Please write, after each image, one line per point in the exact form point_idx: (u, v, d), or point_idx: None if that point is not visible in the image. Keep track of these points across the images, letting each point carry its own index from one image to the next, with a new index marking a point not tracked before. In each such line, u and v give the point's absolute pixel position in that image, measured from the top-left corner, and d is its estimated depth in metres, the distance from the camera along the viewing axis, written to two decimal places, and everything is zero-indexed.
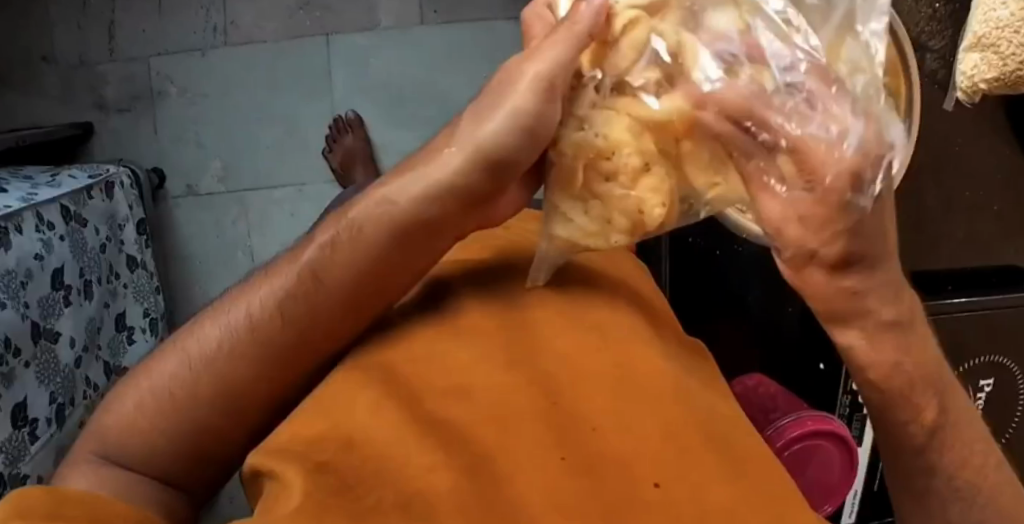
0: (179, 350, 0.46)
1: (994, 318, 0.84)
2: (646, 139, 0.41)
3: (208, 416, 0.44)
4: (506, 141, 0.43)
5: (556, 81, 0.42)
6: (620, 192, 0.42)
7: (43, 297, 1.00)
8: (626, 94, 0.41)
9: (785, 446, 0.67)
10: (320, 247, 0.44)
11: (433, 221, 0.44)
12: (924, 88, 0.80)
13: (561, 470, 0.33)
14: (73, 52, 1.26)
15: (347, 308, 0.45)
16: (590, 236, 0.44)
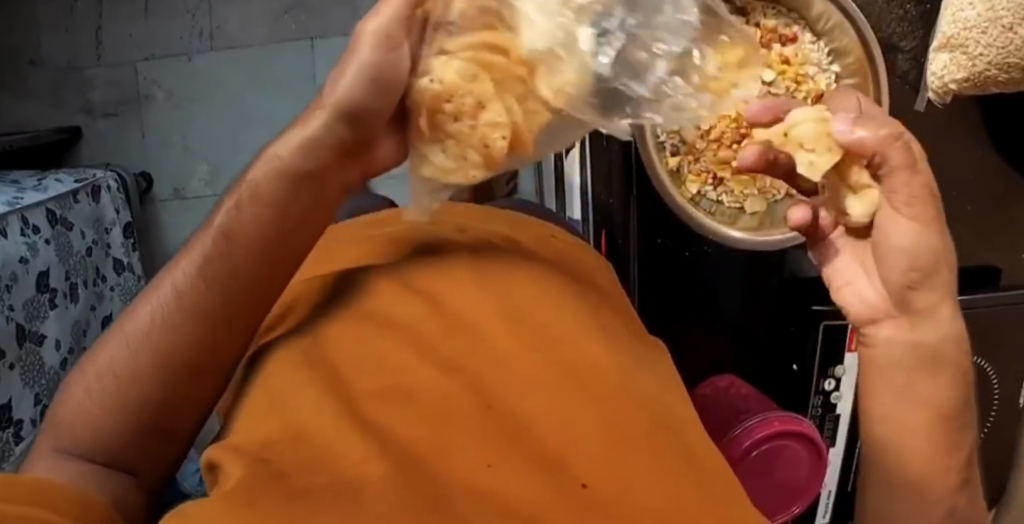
0: (118, 334, 0.44)
1: (969, 319, 0.83)
2: (480, 76, 0.41)
3: (150, 393, 0.43)
4: (356, 92, 0.40)
5: (394, 34, 0.39)
6: (468, 128, 0.42)
7: (28, 300, 1.01)
8: (457, 34, 0.41)
9: (751, 447, 0.68)
10: (227, 211, 0.43)
11: (316, 175, 0.43)
12: (896, 89, 0.82)
13: (485, 475, 0.34)
14: (62, 56, 1.28)
15: (269, 271, 0.43)
16: (451, 173, 0.44)
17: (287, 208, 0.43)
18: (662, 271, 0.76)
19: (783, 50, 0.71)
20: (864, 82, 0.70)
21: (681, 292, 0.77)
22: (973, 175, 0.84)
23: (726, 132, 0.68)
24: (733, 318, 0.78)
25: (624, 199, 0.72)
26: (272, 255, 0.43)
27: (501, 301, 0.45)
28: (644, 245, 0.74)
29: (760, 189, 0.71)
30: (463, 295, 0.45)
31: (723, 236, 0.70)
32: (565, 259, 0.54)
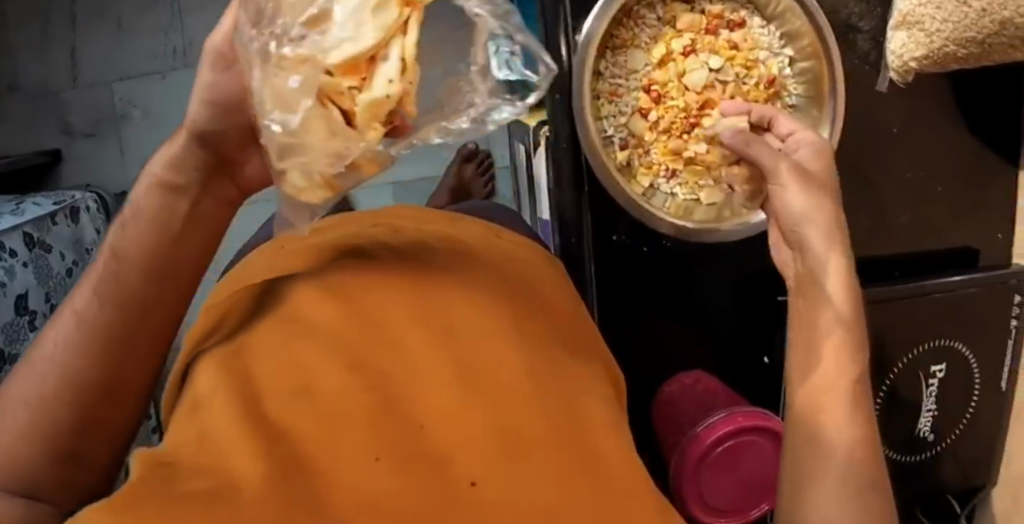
0: (26, 364, 0.44)
1: (944, 303, 0.81)
2: (297, 100, 0.40)
3: (66, 416, 0.43)
4: (205, 119, 0.45)
5: (234, 54, 0.44)
6: (295, 153, 0.41)
7: (7, 323, 1.01)
8: (285, 51, 0.40)
9: (716, 443, 0.67)
10: (115, 232, 0.46)
11: (185, 193, 0.46)
12: (856, 70, 0.79)
13: (376, 471, 0.36)
14: (38, 80, 1.29)
15: (162, 284, 0.45)
16: (304, 193, 0.43)
17: (168, 225, 0.46)
18: (621, 268, 0.74)
19: (730, 36, 0.69)
20: (819, 64, 0.69)
21: (642, 288, 0.75)
22: (943, 154, 0.81)
23: (676, 122, 0.67)
24: (699, 312, 0.76)
25: (577, 195, 0.71)
26: (161, 271, 0.45)
27: (419, 308, 0.47)
28: (599, 244, 0.72)
29: (716, 179, 0.69)
30: (385, 303, 0.47)
31: (681, 227, 0.68)
32: (487, 257, 0.57)
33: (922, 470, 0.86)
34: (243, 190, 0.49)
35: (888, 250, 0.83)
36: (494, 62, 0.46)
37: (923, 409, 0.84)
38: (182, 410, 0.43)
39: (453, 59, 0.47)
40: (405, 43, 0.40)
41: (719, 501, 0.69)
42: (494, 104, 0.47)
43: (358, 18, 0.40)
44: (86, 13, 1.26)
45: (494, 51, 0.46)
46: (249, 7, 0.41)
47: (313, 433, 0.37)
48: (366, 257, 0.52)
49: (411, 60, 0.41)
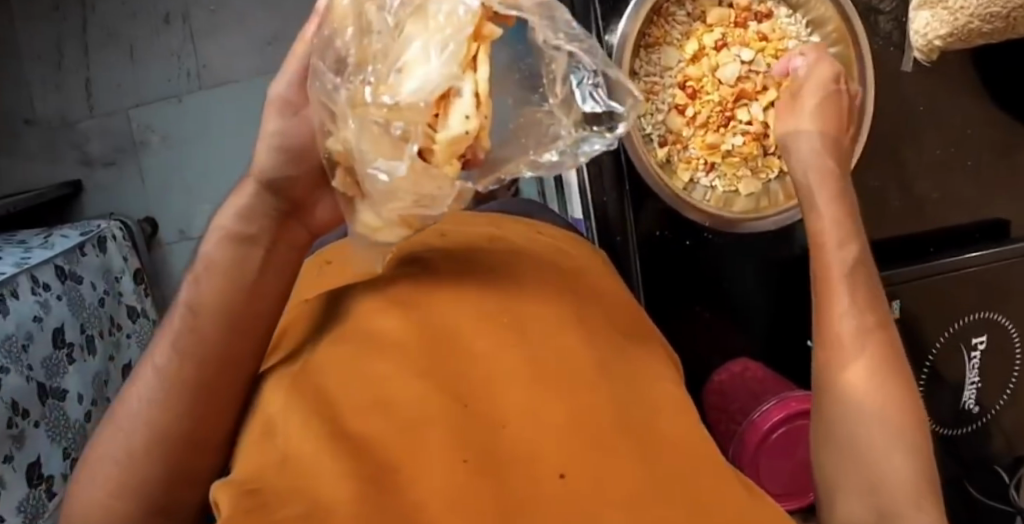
0: (115, 420, 0.45)
1: (981, 275, 0.82)
2: (383, 145, 0.42)
3: (157, 471, 0.44)
4: (274, 166, 0.46)
5: (297, 102, 0.45)
6: (382, 193, 0.44)
7: (46, 357, 1.02)
8: (373, 97, 0.42)
9: (773, 430, 0.70)
10: (190, 283, 0.46)
11: (258, 241, 0.46)
12: (880, 50, 0.80)
13: (462, 473, 0.34)
14: (55, 113, 1.30)
15: (236, 336, 0.45)
16: (381, 230, 0.47)
17: (243, 274, 0.46)
18: (666, 262, 0.75)
19: (759, 27, 0.69)
20: (847, 49, 0.70)
21: (687, 280, 0.76)
22: (970, 129, 0.82)
23: (712, 116, 0.68)
24: (743, 300, 0.78)
25: (619, 192, 0.72)
26: (238, 322, 0.45)
27: (487, 311, 0.46)
28: (643, 237, 0.74)
29: (753, 169, 0.71)
30: (440, 306, 0.46)
31: (725, 218, 0.70)
32: (543, 252, 0.57)
33: (967, 441, 0.88)
34: (314, 234, 0.50)
35: (922, 226, 0.84)
36: (577, 94, 0.51)
37: (967, 381, 0.86)
38: (252, 434, 0.42)
39: (525, 91, 0.51)
40: (476, 78, 0.42)
41: (778, 486, 0.72)
42: (583, 137, 0.51)
43: (446, 60, 0.41)
44: (97, 44, 1.27)
45: (576, 84, 0.50)
46: (329, 56, 0.44)
47: (393, 440, 0.36)
48: (426, 265, 0.51)
49: (483, 95, 0.42)
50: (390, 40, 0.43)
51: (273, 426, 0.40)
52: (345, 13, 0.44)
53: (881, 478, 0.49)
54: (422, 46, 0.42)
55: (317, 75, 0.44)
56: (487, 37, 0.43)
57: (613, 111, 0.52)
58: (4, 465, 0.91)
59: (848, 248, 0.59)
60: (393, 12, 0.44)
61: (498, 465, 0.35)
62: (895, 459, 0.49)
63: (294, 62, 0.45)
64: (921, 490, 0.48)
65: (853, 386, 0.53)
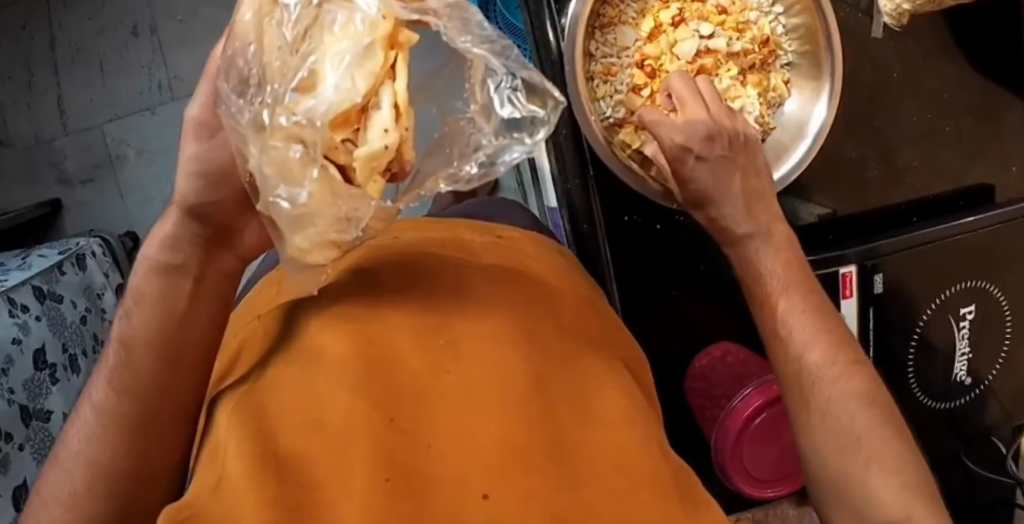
0: (55, 460, 0.44)
1: (965, 244, 0.80)
2: (293, 166, 0.38)
3: (102, 509, 0.43)
4: (194, 192, 0.42)
5: (214, 122, 0.42)
6: (298, 214, 0.40)
7: (27, 379, 1.01)
8: (276, 127, 0.38)
9: (755, 414, 0.69)
10: (122, 318, 0.44)
11: (185, 271, 0.44)
12: (849, 17, 0.77)
13: (383, 493, 0.34)
14: (28, 133, 1.29)
15: (173, 367, 0.44)
16: (312, 253, 0.43)
17: (173, 306, 0.44)
18: (639, 248, 0.73)
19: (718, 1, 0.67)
20: (813, 21, 0.68)
21: (664, 262, 0.74)
22: (947, 93, 0.80)
23: None
24: (718, 288, 0.76)
25: (583, 180, 0.70)
26: (172, 354, 0.44)
27: (428, 314, 0.44)
28: (614, 225, 0.72)
29: None
30: (386, 318, 0.44)
31: None
32: (504, 254, 0.55)
33: (963, 413, 0.86)
34: (246, 259, 0.47)
35: (901, 198, 0.82)
36: (495, 99, 0.47)
37: (958, 353, 0.84)
38: (202, 462, 0.39)
39: (449, 102, 0.50)
40: (395, 87, 0.40)
41: (766, 471, 0.72)
42: (504, 145, 0.47)
43: (351, 68, 0.38)
44: (67, 60, 1.26)
45: (494, 88, 0.47)
46: (233, 76, 0.40)
47: (321, 454, 0.36)
48: (390, 270, 0.49)
49: (404, 104, 0.40)
50: (288, 55, 0.40)
51: (216, 448, 0.40)
52: (249, 29, 0.41)
53: (861, 500, 0.52)
54: (322, 61, 0.39)
55: (221, 98, 0.40)
56: (404, 44, 0.41)
57: (535, 115, 0.47)
58: None
59: (790, 288, 0.59)
60: (291, 26, 0.40)
61: (413, 480, 0.35)
62: (871, 473, 0.52)
63: (206, 82, 0.42)
64: (902, 497, 0.51)
65: (819, 418, 0.55)
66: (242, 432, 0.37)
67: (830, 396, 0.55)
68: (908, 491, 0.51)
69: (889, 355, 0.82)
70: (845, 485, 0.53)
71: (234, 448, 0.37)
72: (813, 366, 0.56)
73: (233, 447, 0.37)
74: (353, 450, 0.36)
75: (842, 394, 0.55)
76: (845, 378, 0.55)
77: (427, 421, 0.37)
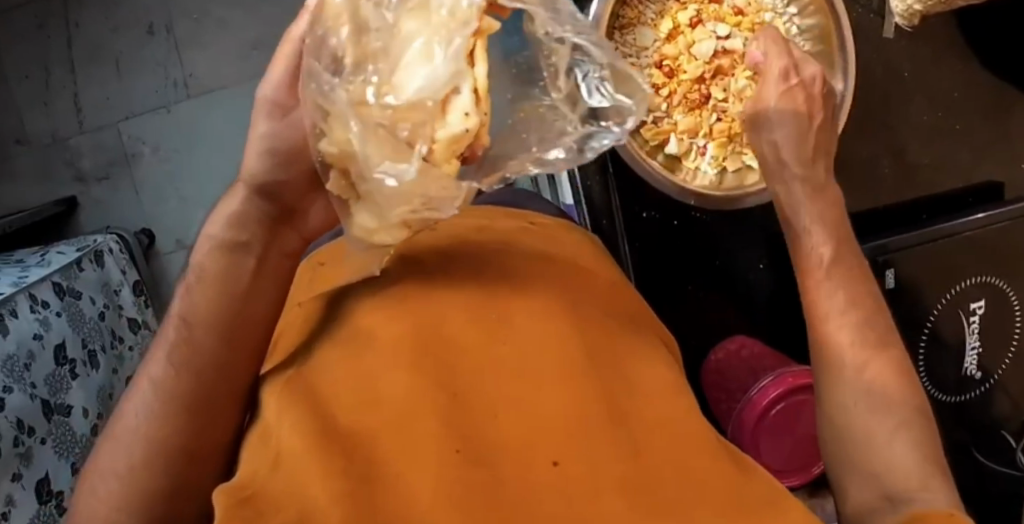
0: (111, 433, 0.45)
1: (976, 239, 0.82)
2: (393, 145, 0.41)
3: (157, 484, 0.44)
4: (265, 170, 0.45)
5: (288, 102, 0.45)
6: (389, 191, 0.43)
7: (49, 374, 1.02)
8: (382, 105, 0.41)
9: (771, 406, 0.71)
10: (182, 295, 0.45)
11: (250, 249, 0.46)
12: (861, 19, 0.78)
13: (455, 463, 0.35)
14: (45, 131, 1.30)
15: (233, 344, 0.45)
16: (377, 233, 0.46)
17: (236, 282, 0.45)
18: (658, 244, 0.75)
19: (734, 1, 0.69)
20: (826, 20, 0.69)
21: (682, 258, 0.76)
22: (957, 92, 0.81)
23: (690, 95, 0.69)
24: (734, 283, 0.78)
25: (602, 178, 0.72)
26: (232, 333, 0.45)
27: (479, 299, 0.45)
28: (632, 221, 0.74)
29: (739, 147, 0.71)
30: (434, 302, 0.45)
31: (710, 199, 0.69)
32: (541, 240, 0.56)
33: (974, 406, 0.88)
34: (306, 239, 0.49)
35: (911, 196, 0.84)
36: (583, 88, 0.51)
37: (969, 347, 0.85)
38: (252, 441, 0.42)
39: (523, 86, 0.50)
40: (476, 73, 0.42)
41: (779, 461, 0.73)
42: (591, 133, 0.51)
43: (461, 51, 0.41)
44: (83, 59, 1.27)
45: (581, 77, 0.51)
46: (325, 55, 0.43)
47: (389, 439, 0.36)
48: (431, 259, 0.50)
49: (482, 91, 0.42)
50: (389, 37, 0.42)
51: (268, 427, 0.42)
52: (342, 10, 0.43)
53: (879, 459, 0.52)
54: (428, 42, 0.41)
55: (312, 76, 0.42)
56: (488, 30, 0.43)
57: (621, 104, 0.52)
58: (12, 482, 0.93)
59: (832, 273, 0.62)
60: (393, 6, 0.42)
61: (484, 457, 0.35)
62: (895, 437, 0.52)
63: (285, 60, 0.45)
64: (924, 467, 0.50)
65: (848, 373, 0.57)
66: (296, 408, 0.39)
67: (859, 353, 0.57)
68: (931, 465, 0.51)
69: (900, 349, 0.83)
70: (867, 441, 0.53)
71: (291, 422, 0.38)
72: (840, 330, 0.59)
73: (288, 426, 0.38)
74: (416, 423, 0.36)
75: (873, 359, 0.57)
76: (880, 346, 0.58)
77: (485, 399, 0.38)
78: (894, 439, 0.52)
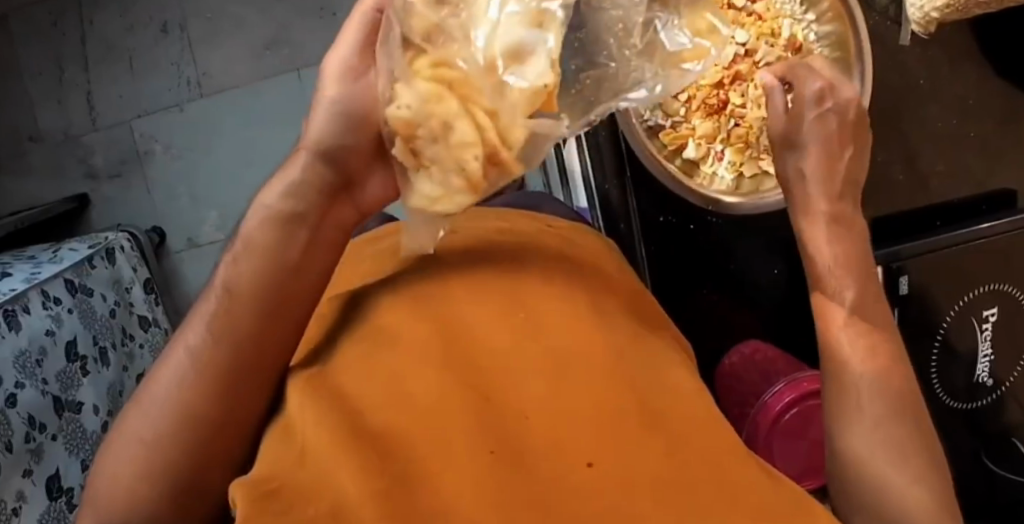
0: (143, 397, 0.45)
1: (989, 246, 0.82)
2: (488, 77, 0.43)
3: (185, 454, 0.44)
4: (331, 135, 0.47)
5: (360, 66, 0.47)
6: (467, 141, 0.44)
7: (61, 370, 1.03)
8: (474, 45, 0.44)
9: (785, 409, 0.72)
10: (228, 265, 0.47)
11: (304, 220, 0.47)
12: (878, 25, 0.79)
13: (490, 464, 0.34)
14: (58, 128, 1.31)
15: (275, 316, 0.46)
16: (439, 202, 0.46)
17: (283, 254, 0.46)
18: (674, 248, 0.76)
19: (753, 7, 0.69)
20: (843, 27, 0.70)
21: (696, 263, 0.77)
22: (972, 100, 0.82)
23: (709, 101, 0.69)
24: (748, 288, 0.78)
25: (620, 181, 0.72)
26: (274, 305, 0.46)
27: (505, 302, 0.46)
28: (648, 225, 0.75)
29: (759, 151, 0.71)
30: (460, 303, 0.46)
31: (723, 203, 0.71)
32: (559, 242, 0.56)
33: (985, 413, 0.88)
34: (362, 213, 0.51)
35: (925, 203, 0.84)
36: (662, 38, 0.51)
37: (980, 354, 0.86)
38: (273, 436, 0.42)
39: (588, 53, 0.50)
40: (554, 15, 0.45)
41: (797, 466, 0.73)
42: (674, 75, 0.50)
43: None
44: (97, 57, 1.28)
45: (661, 27, 0.51)
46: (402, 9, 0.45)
47: (421, 433, 0.36)
48: (450, 259, 0.50)
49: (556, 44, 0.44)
50: None
51: (290, 428, 0.42)
52: None
53: (891, 500, 0.46)
54: None
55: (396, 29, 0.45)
56: None
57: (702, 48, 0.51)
58: (24, 478, 0.93)
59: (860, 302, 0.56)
60: None
61: (523, 454, 0.35)
62: (910, 480, 0.46)
63: (349, 33, 0.48)
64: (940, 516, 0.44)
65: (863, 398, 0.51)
66: (321, 410, 0.40)
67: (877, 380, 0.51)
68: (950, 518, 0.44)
69: (913, 356, 0.84)
70: (878, 477, 0.47)
71: (319, 425, 0.39)
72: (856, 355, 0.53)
73: (315, 424, 0.39)
74: (449, 425, 0.36)
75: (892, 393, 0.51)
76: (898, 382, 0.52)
77: (514, 398, 0.38)
78: (908, 479, 0.46)
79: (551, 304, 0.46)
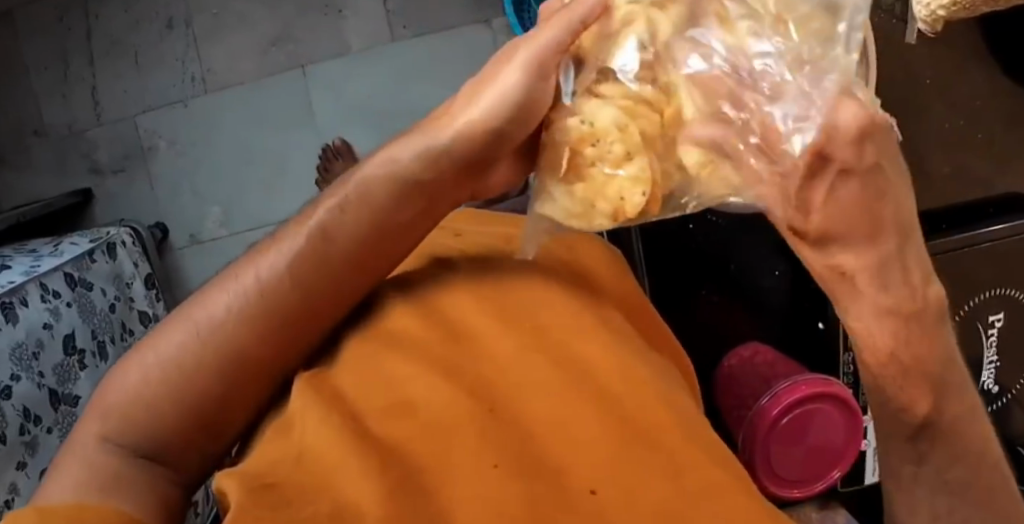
0: (191, 317, 0.48)
1: (996, 248, 0.80)
2: (668, 129, 0.44)
3: (217, 388, 0.47)
4: (499, 117, 0.49)
5: (545, 64, 0.48)
6: (620, 177, 0.45)
7: (57, 363, 1.02)
8: (676, 86, 0.44)
9: (785, 412, 0.69)
10: (331, 211, 0.49)
11: (423, 190, 0.50)
12: (884, 25, 0.77)
13: (495, 477, 0.36)
14: (63, 122, 1.31)
15: (355, 274, 0.49)
16: (575, 218, 0.48)
17: (384, 213, 0.49)
18: (669, 248, 0.78)
19: None
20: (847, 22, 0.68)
21: (694, 262, 0.78)
22: (979, 101, 0.80)
23: None
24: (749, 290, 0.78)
25: None
26: (354, 264, 0.49)
27: (498, 304, 0.48)
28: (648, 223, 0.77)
29: None
30: (461, 309, 0.48)
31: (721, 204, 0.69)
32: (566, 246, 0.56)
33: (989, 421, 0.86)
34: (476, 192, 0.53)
35: (929, 205, 0.83)
36: None
37: (985, 361, 0.84)
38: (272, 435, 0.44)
39: None
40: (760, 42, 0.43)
41: (792, 472, 0.73)
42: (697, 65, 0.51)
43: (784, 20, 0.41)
44: (103, 52, 1.28)
45: None
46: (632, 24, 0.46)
47: (423, 445, 0.39)
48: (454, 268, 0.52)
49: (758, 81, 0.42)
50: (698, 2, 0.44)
51: (288, 423, 0.44)
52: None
53: None
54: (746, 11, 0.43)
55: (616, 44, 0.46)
56: None
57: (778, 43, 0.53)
58: (17, 470, 0.93)
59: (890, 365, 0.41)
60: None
61: (537, 463, 0.38)
62: None
63: (556, 26, 0.48)
64: None
65: None
66: (321, 409, 0.42)
67: None
68: None
69: None
70: None
71: (319, 424, 0.41)
72: None
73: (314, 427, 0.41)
74: (454, 437, 0.39)
75: None
76: None
77: (522, 414, 0.41)
78: None
79: (553, 310, 0.48)
